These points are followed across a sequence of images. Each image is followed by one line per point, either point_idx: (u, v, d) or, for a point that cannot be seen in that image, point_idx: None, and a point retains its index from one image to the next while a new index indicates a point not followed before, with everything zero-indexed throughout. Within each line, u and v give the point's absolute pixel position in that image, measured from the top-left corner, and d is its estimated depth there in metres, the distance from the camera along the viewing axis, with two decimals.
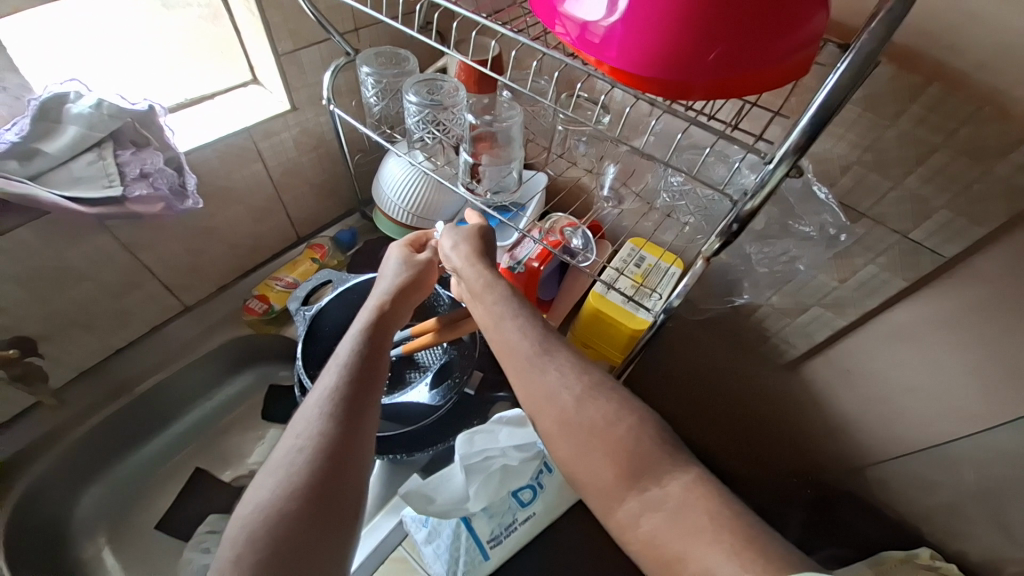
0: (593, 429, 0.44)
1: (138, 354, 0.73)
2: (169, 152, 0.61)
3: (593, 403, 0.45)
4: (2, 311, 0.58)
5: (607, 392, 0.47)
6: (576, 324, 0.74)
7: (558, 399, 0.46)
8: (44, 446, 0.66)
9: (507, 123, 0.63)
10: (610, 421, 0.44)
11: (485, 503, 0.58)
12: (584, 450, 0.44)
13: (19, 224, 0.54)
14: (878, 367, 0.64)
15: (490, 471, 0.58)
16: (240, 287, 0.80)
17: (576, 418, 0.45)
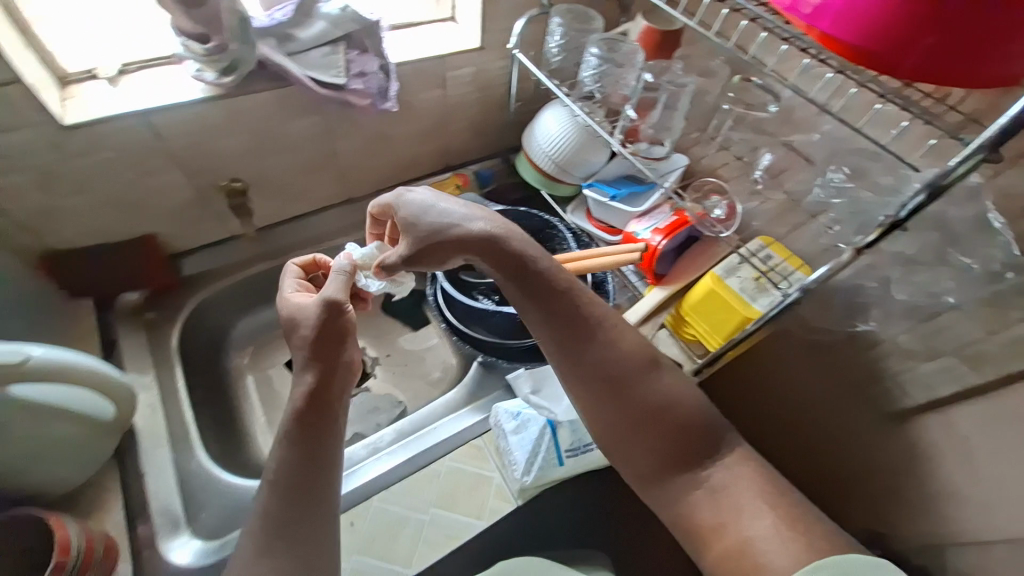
0: (642, 421, 0.58)
1: (303, 226, 0.87)
2: (382, 58, 0.71)
3: (636, 399, 0.58)
4: (224, 156, 0.70)
5: (643, 398, 0.58)
6: (681, 304, 0.77)
7: (604, 403, 0.59)
8: (218, 275, 0.81)
9: (679, 90, 0.68)
10: (652, 423, 0.58)
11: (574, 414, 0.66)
12: (635, 445, 0.58)
13: (265, 90, 0.66)
14: (1006, 438, 0.58)
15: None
16: (392, 195, 0.92)
17: (622, 421, 0.58)
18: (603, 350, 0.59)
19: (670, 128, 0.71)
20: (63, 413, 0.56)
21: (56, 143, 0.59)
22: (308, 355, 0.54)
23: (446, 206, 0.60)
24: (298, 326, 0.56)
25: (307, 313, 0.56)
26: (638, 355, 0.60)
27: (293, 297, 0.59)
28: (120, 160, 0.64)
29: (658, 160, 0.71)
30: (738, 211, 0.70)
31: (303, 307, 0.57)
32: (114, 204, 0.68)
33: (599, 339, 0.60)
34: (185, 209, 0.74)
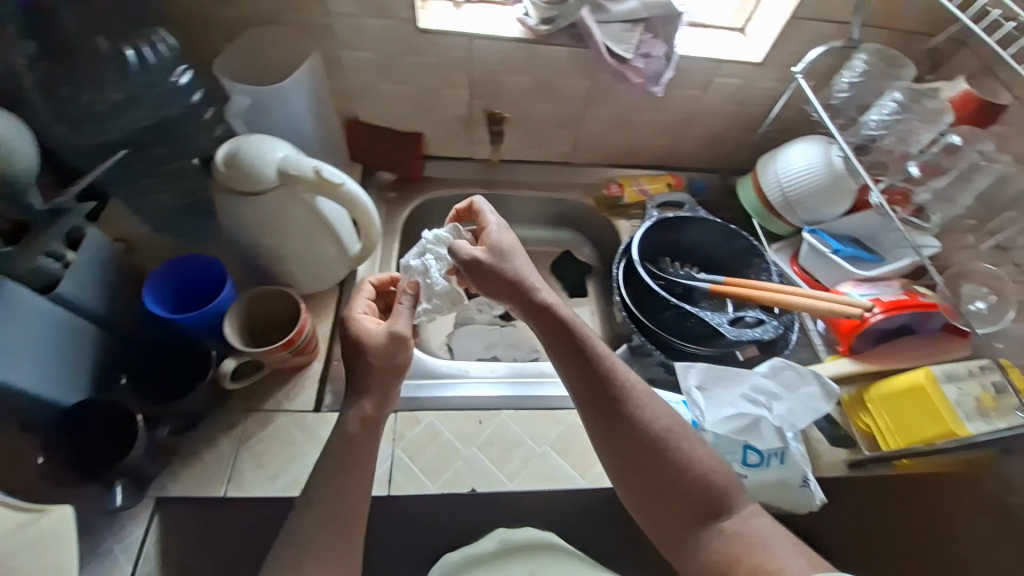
0: (654, 482, 0.54)
1: (525, 171, 0.98)
2: (670, 46, 0.76)
3: (651, 452, 0.55)
4: (504, 91, 0.83)
5: (662, 457, 0.54)
6: (868, 389, 0.71)
7: (622, 468, 0.55)
8: (447, 184, 0.96)
9: (983, 164, 0.64)
10: (671, 482, 0.54)
11: (729, 430, 0.60)
12: (657, 508, 0.54)
13: (564, 46, 0.76)
14: None
15: (748, 411, 0.61)
16: (607, 172, 0.98)
17: (642, 483, 0.54)
18: (629, 414, 0.56)
19: (949, 199, 0.67)
20: (331, 236, 0.69)
21: (404, 42, 0.74)
22: (371, 362, 0.59)
23: (516, 255, 0.62)
24: (362, 338, 0.59)
25: (380, 336, 0.59)
26: (661, 419, 0.56)
27: (363, 317, 0.61)
28: (435, 69, 0.79)
29: (921, 228, 0.68)
30: (1005, 316, 0.59)
31: (368, 327, 0.61)
32: (411, 101, 0.84)
33: (624, 401, 0.56)
34: (453, 123, 0.88)
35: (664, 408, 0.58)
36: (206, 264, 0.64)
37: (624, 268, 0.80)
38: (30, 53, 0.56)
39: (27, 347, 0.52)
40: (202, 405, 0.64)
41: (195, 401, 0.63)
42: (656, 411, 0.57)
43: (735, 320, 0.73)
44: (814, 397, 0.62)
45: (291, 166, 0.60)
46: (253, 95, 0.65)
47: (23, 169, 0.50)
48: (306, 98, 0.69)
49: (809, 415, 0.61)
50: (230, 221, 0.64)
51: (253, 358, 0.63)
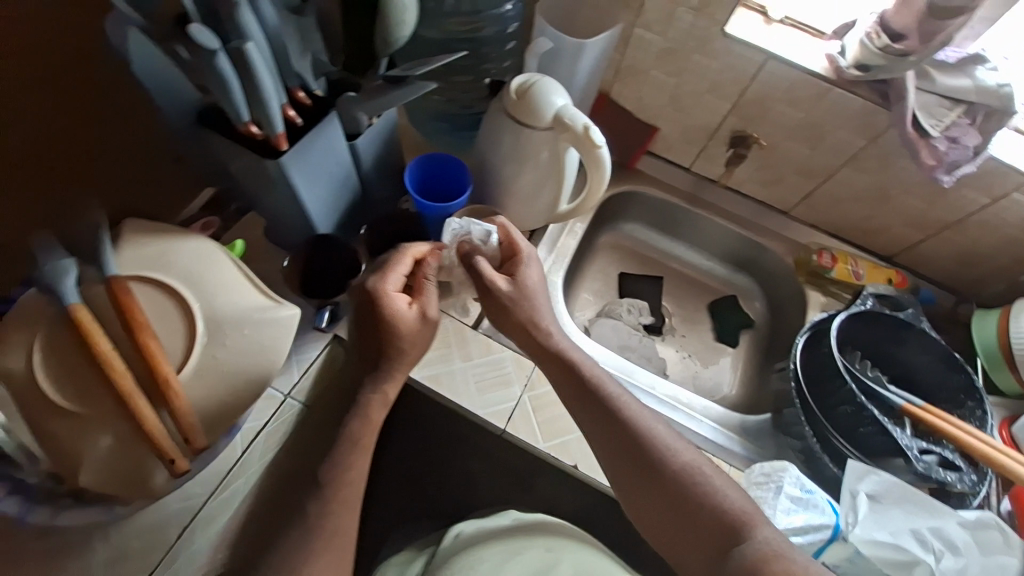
0: (654, 487, 0.56)
1: (736, 202, 0.94)
2: (985, 142, 0.69)
3: (642, 452, 0.57)
4: (766, 119, 0.80)
5: (678, 483, 0.55)
6: None
7: (636, 495, 0.57)
8: (656, 183, 0.96)
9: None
10: (688, 514, 0.54)
11: (876, 555, 0.56)
12: (679, 539, 0.54)
13: (859, 97, 0.71)
14: None
15: (907, 545, 0.56)
16: (822, 239, 0.92)
17: (657, 511, 0.56)
18: (637, 441, 0.58)
19: None
20: (556, 188, 0.72)
21: (701, 40, 0.74)
22: (392, 344, 0.59)
23: (541, 292, 0.66)
24: (398, 321, 0.59)
25: (413, 324, 0.60)
26: (680, 452, 0.57)
27: (395, 298, 0.60)
28: (714, 74, 0.78)
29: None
30: None
31: (400, 312, 0.59)
32: (669, 96, 0.84)
33: (627, 421, 0.58)
34: (695, 131, 0.87)
35: (682, 442, 0.59)
36: (460, 172, 0.72)
37: (807, 335, 0.75)
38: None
39: (321, 176, 0.59)
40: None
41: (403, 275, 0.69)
42: (670, 441, 0.58)
43: (925, 449, 0.66)
44: (1004, 569, 0.56)
45: (567, 115, 0.64)
46: (556, 41, 0.70)
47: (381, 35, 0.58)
48: (595, 58, 0.73)
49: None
50: (488, 141, 0.71)
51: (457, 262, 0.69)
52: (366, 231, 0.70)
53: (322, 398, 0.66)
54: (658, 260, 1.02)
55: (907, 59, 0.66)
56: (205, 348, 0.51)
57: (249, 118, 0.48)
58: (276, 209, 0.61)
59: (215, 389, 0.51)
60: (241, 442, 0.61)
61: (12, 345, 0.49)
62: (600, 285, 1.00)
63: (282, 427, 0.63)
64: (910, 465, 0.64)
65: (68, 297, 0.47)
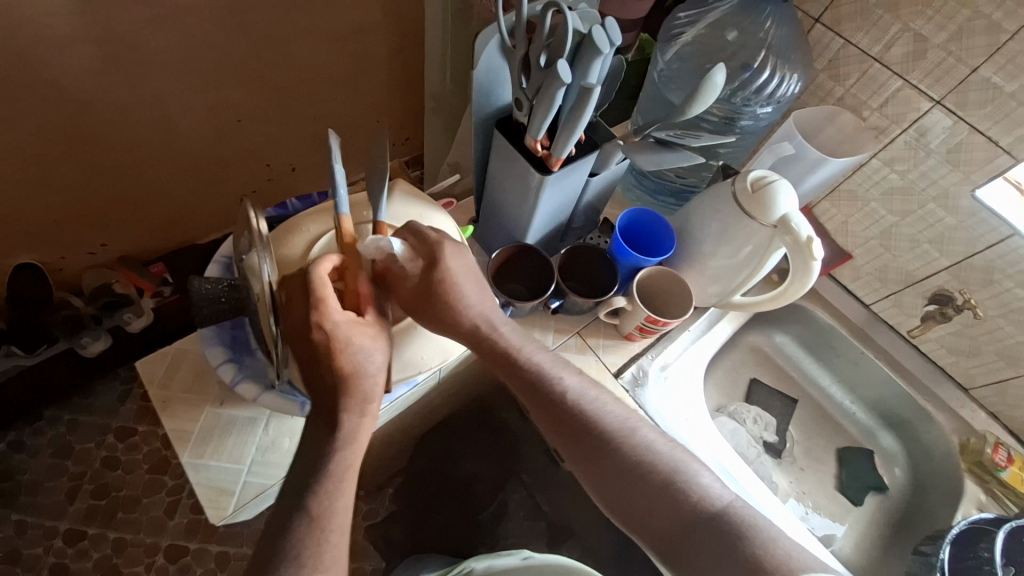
0: (617, 472, 0.62)
1: (911, 356, 0.88)
2: None
3: (600, 435, 0.63)
4: (990, 291, 0.76)
5: (630, 453, 0.63)
6: None
7: (600, 473, 0.63)
8: (826, 305, 0.93)
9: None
10: (650, 489, 0.61)
11: None
12: (645, 513, 0.61)
13: None
14: None
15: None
16: (999, 432, 0.83)
17: (613, 487, 0.63)
18: (588, 428, 0.64)
19: None
20: (744, 282, 0.72)
21: (943, 192, 0.74)
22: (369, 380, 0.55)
23: (464, 280, 0.62)
24: (352, 342, 0.54)
25: (381, 354, 0.56)
26: (618, 422, 0.65)
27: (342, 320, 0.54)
28: (945, 228, 0.76)
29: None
30: None
31: (355, 332, 0.54)
32: (882, 231, 0.83)
33: (579, 411, 0.64)
34: (894, 272, 0.85)
35: (619, 407, 0.66)
36: (664, 237, 0.78)
37: (963, 529, 0.73)
38: (698, 35, 0.78)
39: (556, 199, 0.65)
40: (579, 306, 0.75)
41: (579, 305, 0.74)
42: (607, 409, 0.65)
43: None
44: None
45: (793, 221, 0.64)
46: (799, 149, 0.73)
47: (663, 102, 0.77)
48: (830, 173, 0.75)
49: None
50: (702, 215, 0.73)
51: (634, 312, 0.72)
52: (564, 252, 0.76)
53: None
54: (796, 381, 0.96)
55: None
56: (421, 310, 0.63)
57: (539, 136, 0.55)
58: (510, 212, 0.69)
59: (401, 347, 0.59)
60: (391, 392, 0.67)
61: (291, 243, 0.60)
62: (726, 380, 0.95)
63: None
64: None
65: (344, 206, 0.57)
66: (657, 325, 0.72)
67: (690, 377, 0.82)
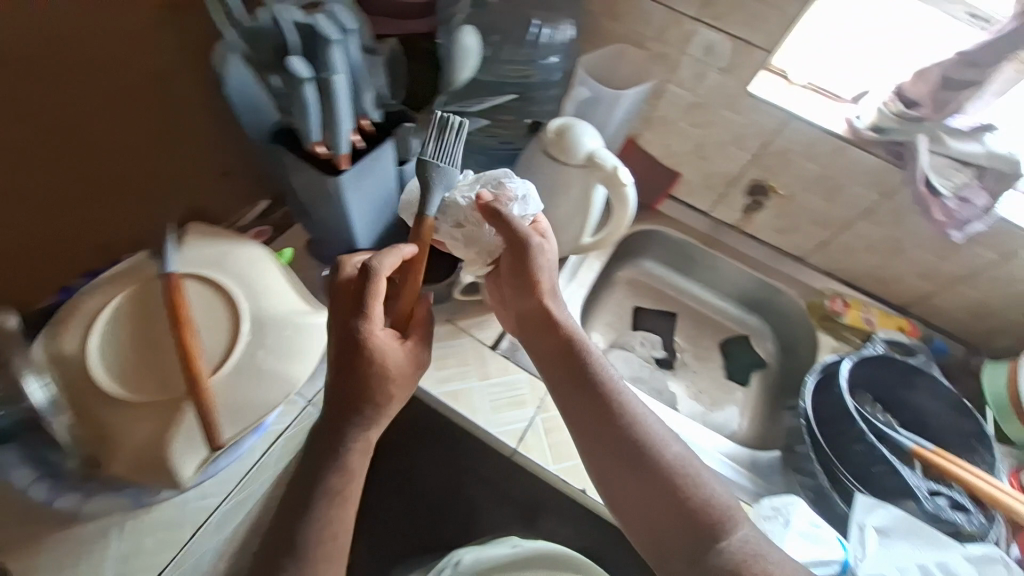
0: (643, 481, 0.56)
1: (754, 246, 0.98)
2: (994, 201, 0.71)
3: (636, 442, 0.58)
4: (788, 173, 0.84)
5: (653, 463, 0.56)
6: None
7: (613, 471, 0.57)
8: (675, 223, 1.01)
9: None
10: (662, 501, 0.55)
11: None
12: (647, 519, 0.55)
13: (877, 157, 0.75)
14: None
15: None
16: (836, 286, 0.94)
17: (624, 482, 0.57)
18: (624, 424, 0.58)
19: None
20: (581, 224, 0.76)
21: (727, 97, 0.81)
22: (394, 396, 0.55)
23: (552, 281, 0.63)
24: (385, 362, 0.54)
25: (411, 367, 0.56)
26: (653, 435, 0.58)
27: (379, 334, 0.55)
28: (739, 128, 0.84)
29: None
30: None
31: (388, 351, 0.55)
32: (694, 144, 0.90)
33: (621, 411, 0.59)
34: (715, 178, 0.93)
35: (658, 423, 0.60)
36: None
37: (820, 376, 0.77)
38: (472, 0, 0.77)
39: (368, 200, 0.65)
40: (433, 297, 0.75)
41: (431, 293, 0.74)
42: (648, 421, 0.59)
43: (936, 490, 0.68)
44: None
45: (600, 156, 0.69)
46: (595, 91, 0.78)
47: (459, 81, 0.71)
48: (630, 107, 0.80)
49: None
50: (523, 176, 0.76)
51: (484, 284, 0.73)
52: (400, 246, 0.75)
53: None
54: (672, 297, 1.04)
55: (919, 124, 0.71)
56: (243, 352, 0.53)
57: (319, 139, 0.53)
58: (327, 223, 0.66)
59: (252, 390, 0.53)
60: (262, 443, 0.63)
61: (72, 325, 0.54)
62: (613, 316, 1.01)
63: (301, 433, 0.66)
64: (919, 505, 0.66)
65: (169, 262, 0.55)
66: None
67: None
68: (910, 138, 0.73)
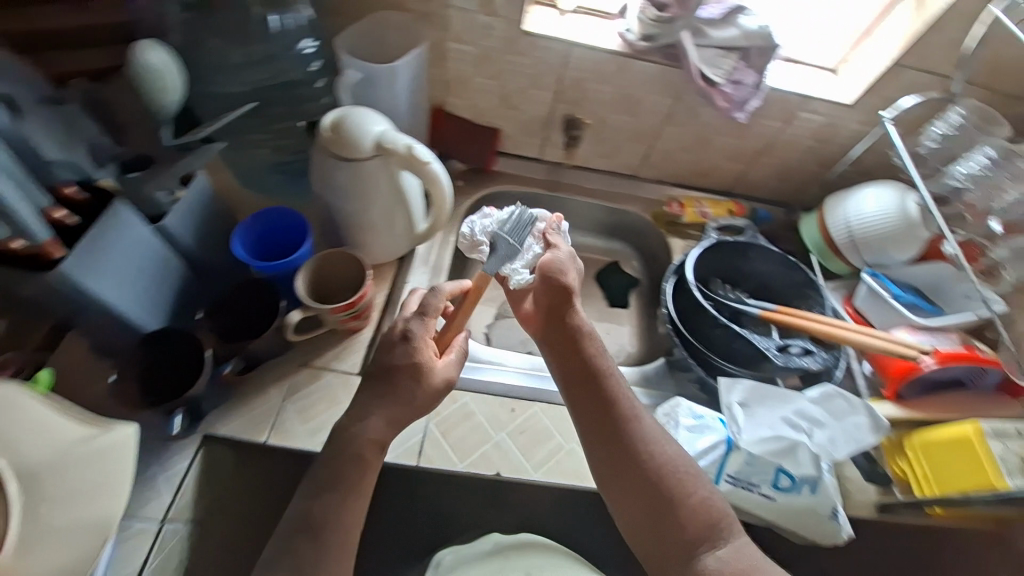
0: (650, 484, 0.56)
1: (592, 177, 1.00)
2: (761, 76, 0.77)
3: (649, 446, 0.58)
4: (591, 99, 0.85)
5: (659, 477, 0.57)
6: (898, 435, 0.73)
7: (625, 492, 0.57)
8: (514, 179, 0.99)
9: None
10: (670, 515, 0.55)
11: (760, 452, 0.64)
12: (654, 533, 0.56)
13: (657, 63, 0.78)
14: None
15: (786, 435, 0.66)
16: (671, 190, 1.00)
17: (633, 501, 0.56)
18: (634, 423, 0.59)
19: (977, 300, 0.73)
20: (404, 209, 0.73)
21: (506, 41, 0.78)
22: (426, 404, 0.61)
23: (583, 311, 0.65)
24: (431, 369, 0.60)
25: (440, 385, 0.61)
26: (660, 449, 0.58)
27: (402, 347, 0.61)
28: (530, 68, 0.82)
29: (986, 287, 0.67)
30: None
31: (437, 366, 0.61)
32: (498, 96, 0.87)
33: (633, 414, 0.60)
34: (531, 123, 0.91)
35: (665, 435, 0.60)
36: (292, 221, 0.72)
37: (675, 280, 0.82)
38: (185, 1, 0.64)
39: (125, 272, 0.57)
40: (266, 350, 0.69)
41: (261, 345, 0.68)
42: (655, 434, 0.59)
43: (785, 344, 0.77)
44: (859, 427, 0.67)
45: (389, 139, 0.65)
46: (364, 70, 0.70)
47: (170, 105, 0.62)
48: (410, 79, 0.73)
49: (851, 446, 0.66)
50: (321, 186, 0.69)
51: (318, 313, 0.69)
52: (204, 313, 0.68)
53: (205, 511, 0.64)
54: None
55: (676, 22, 0.74)
56: (23, 520, 0.43)
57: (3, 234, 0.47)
58: (95, 323, 0.58)
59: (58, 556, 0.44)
60: None
61: None
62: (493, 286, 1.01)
63: (171, 558, 0.60)
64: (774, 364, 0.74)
65: None
66: (353, 305, 0.70)
67: None
68: (676, 38, 0.75)
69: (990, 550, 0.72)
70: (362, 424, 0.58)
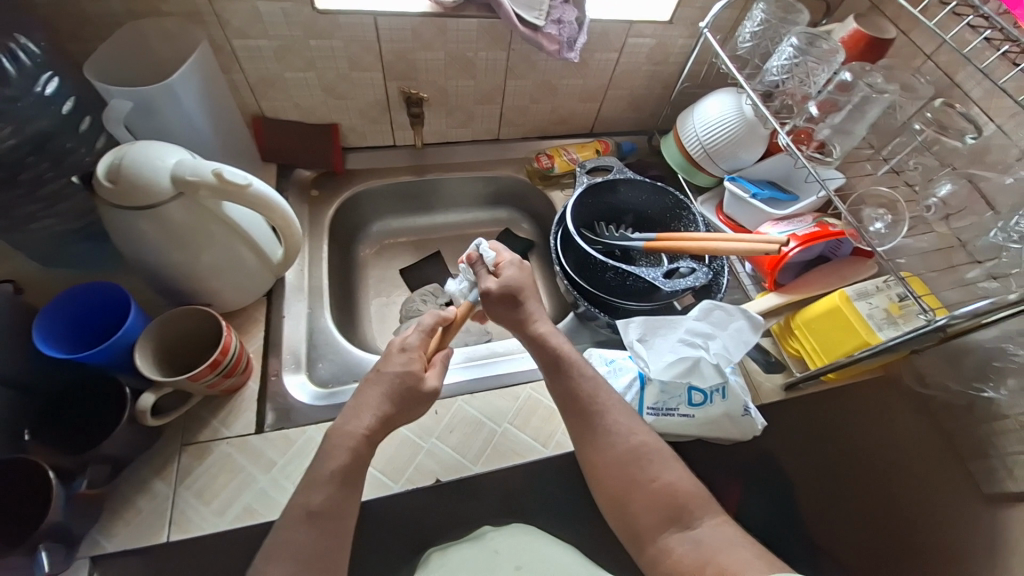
0: (618, 460, 0.57)
1: (454, 151, 0.95)
2: (579, 11, 0.75)
3: (621, 422, 0.59)
4: (422, 70, 0.79)
5: (625, 467, 0.57)
6: (783, 320, 0.78)
7: (600, 484, 0.57)
8: (374, 173, 0.92)
9: (874, 96, 0.68)
10: (639, 503, 0.55)
11: (669, 377, 0.66)
12: (624, 522, 0.56)
13: (474, 17, 0.73)
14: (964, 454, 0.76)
15: (686, 353, 0.67)
16: (537, 144, 0.98)
17: (605, 491, 0.57)
18: (600, 399, 0.61)
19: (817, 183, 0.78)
20: (245, 241, 0.64)
21: (305, 26, 0.69)
22: (414, 411, 0.61)
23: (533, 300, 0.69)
24: (421, 383, 0.62)
25: (428, 393, 0.62)
26: (626, 438, 0.58)
27: (399, 355, 0.63)
28: (344, 51, 0.74)
29: (824, 163, 0.72)
30: (903, 227, 0.67)
31: (427, 378, 0.62)
32: (321, 89, 0.78)
33: (601, 393, 0.61)
34: (369, 109, 0.84)
35: (635, 423, 0.60)
36: (114, 301, 0.61)
37: (560, 236, 0.82)
38: None
39: None
40: (131, 447, 0.59)
41: (116, 445, 0.57)
42: (623, 423, 0.59)
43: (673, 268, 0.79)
44: (743, 330, 0.70)
45: (186, 172, 0.55)
46: (134, 98, 0.61)
47: None
48: (196, 96, 0.65)
49: (742, 348, 0.69)
50: (128, 244, 0.58)
51: (177, 387, 0.59)
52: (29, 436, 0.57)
53: None
54: (426, 239, 1.00)
55: None
56: None
57: None
58: None
59: None
60: None
61: None
62: (389, 291, 0.95)
63: None
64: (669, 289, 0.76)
65: None
66: (219, 365, 0.61)
67: (331, 347, 0.78)
68: None
69: (884, 394, 0.81)
70: (357, 418, 0.59)
